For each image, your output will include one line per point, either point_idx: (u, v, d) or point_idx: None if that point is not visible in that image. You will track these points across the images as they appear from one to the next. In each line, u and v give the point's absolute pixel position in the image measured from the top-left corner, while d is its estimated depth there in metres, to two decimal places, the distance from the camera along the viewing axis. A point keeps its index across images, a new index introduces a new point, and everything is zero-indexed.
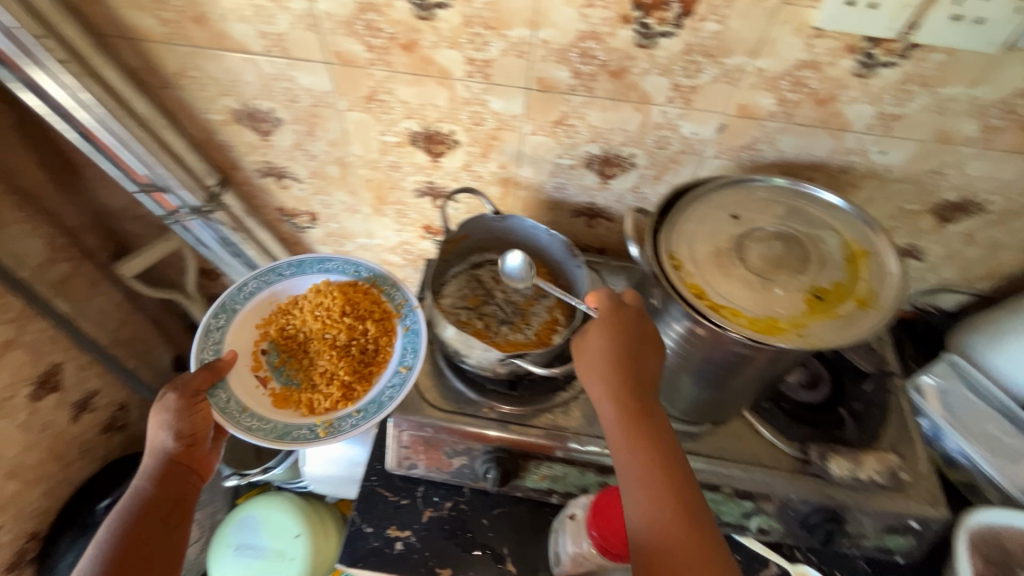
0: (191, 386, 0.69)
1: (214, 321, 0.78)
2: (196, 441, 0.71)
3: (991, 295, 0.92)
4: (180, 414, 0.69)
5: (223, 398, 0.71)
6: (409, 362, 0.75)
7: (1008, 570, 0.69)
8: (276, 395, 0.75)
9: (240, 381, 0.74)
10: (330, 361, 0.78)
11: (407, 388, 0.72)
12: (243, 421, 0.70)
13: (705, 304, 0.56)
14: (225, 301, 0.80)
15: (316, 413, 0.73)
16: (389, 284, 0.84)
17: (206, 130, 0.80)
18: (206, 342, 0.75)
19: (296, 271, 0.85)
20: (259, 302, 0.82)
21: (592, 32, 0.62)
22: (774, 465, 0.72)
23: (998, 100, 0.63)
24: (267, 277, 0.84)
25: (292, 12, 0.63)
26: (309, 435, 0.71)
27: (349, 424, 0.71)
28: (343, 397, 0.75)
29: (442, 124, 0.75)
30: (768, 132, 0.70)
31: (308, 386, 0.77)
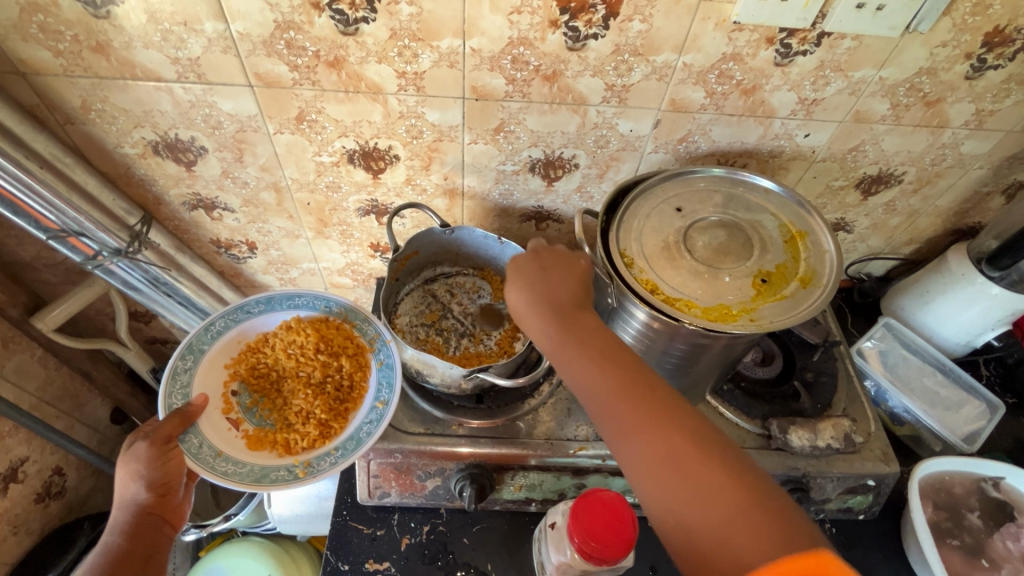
0: (161, 434, 0.61)
1: (180, 363, 0.68)
2: (172, 490, 0.63)
3: (914, 258, 0.99)
4: (152, 464, 0.60)
5: (196, 443, 0.63)
6: (386, 395, 0.68)
7: (955, 512, 0.74)
8: (249, 436, 0.67)
9: (212, 425, 0.66)
10: (304, 400, 0.70)
11: (385, 423, 0.66)
12: (218, 466, 0.62)
13: (660, 299, 0.57)
14: (191, 340, 0.70)
15: (293, 453, 0.66)
16: (362, 318, 0.75)
17: (122, 166, 0.75)
18: (173, 385, 0.67)
19: (265, 308, 0.76)
20: (227, 341, 0.73)
21: (522, 39, 0.62)
22: (739, 445, 0.74)
23: (903, 79, 0.68)
24: (234, 315, 0.74)
25: (204, 35, 0.60)
26: (287, 477, 0.63)
27: (328, 463, 0.64)
28: (321, 436, 0.67)
29: (379, 141, 0.73)
30: (701, 124, 0.72)
31: (284, 426, 0.69)
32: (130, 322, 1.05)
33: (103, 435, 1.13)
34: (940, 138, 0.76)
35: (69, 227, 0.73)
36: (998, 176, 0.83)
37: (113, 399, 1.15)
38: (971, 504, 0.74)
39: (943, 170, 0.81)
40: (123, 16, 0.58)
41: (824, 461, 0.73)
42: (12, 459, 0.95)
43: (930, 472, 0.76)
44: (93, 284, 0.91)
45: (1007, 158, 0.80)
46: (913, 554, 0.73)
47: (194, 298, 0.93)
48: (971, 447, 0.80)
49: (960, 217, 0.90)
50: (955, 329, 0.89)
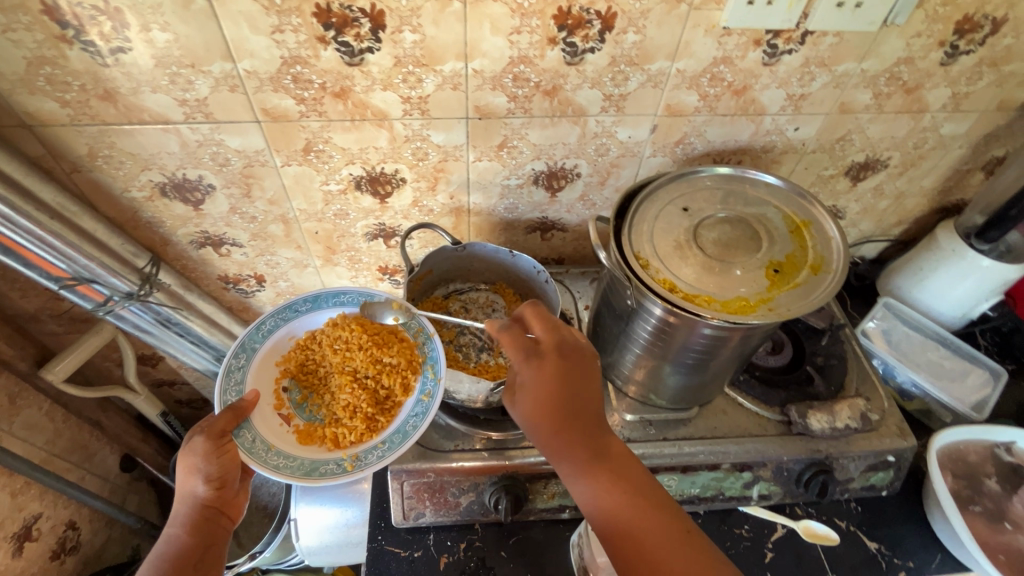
0: (216, 428, 0.60)
1: (234, 361, 0.67)
2: (229, 483, 0.60)
3: (903, 238, 1.02)
4: (210, 457, 0.59)
5: (249, 437, 0.62)
6: (431, 387, 0.68)
7: (973, 479, 0.76)
8: (300, 431, 0.66)
9: (265, 420, 0.65)
10: (351, 394, 0.69)
11: (430, 416, 0.65)
12: (270, 459, 0.61)
13: (679, 296, 0.59)
14: (243, 340, 0.69)
15: (342, 446, 0.64)
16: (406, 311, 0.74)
17: (129, 210, 0.74)
18: (228, 382, 0.66)
19: (312, 306, 0.75)
20: (277, 340, 0.72)
21: (522, 57, 0.64)
22: (762, 432, 0.76)
23: (884, 69, 0.71)
24: (284, 314, 0.73)
25: (211, 76, 0.61)
26: (337, 470, 0.62)
27: (376, 456, 0.63)
28: (369, 429, 0.66)
29: (385, 165, 0.74)
30: (695, 126, 0.75)
31: (332, 420, 0.68)
32: (138, 366, 1.03)
33: (115, 484, 1.11)
34: (921, 122, 0.80)
35: (81, 275, 0.72)
36: (976, 154, 0.87)
37: (123, 446, 1.13)
38: (988, 470, 0.77)
39: (925, 152, 0.85)
40: (131, 62, 0.58)
41: (844, 441, 0.75)
42: (25, 517, 0.93)
43: (945, 442, 0.78)
44: (100, 331, 0.90)
45: (984, 136, 0.84)
46: (939, 524, 0.75)
47: (205, 336, 0.92)
48: (981, 415, 0.83)
49: (944, 195, 0.94)
50: (951, 303, 0.93)
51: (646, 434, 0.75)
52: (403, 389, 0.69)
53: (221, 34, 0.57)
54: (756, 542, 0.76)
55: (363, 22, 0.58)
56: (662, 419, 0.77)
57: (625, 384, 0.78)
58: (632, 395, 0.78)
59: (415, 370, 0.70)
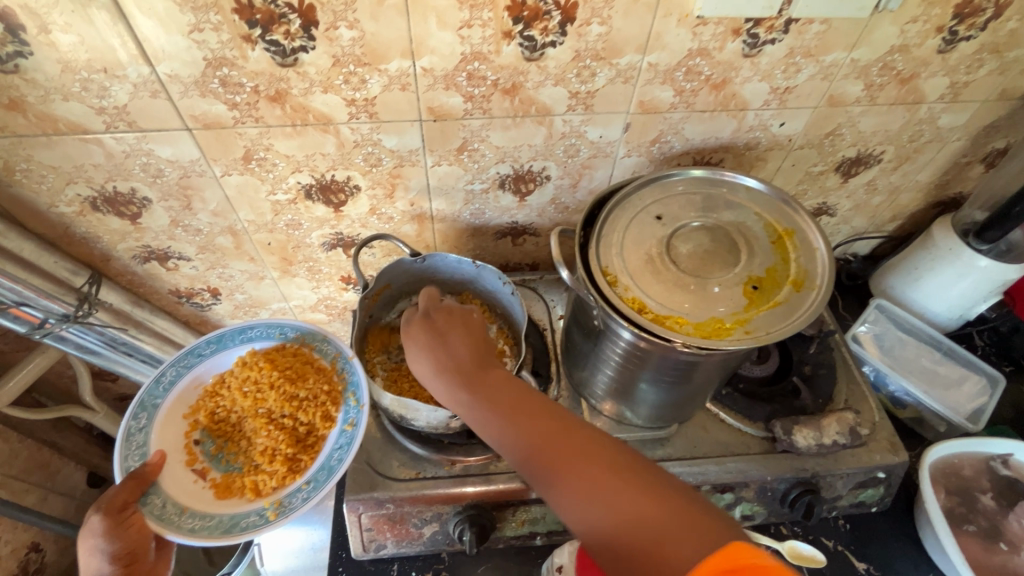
0: (115, 501, 0.55)
1: (133, 422, 0.62)
2: (140, 557, 0.57)
3: (897, 234, 0.97)
4: (112, 535, 0.55)
5: (158, 503, 0.57)
6: (354, 415, 0.64)
7: (967, 495, 0.72)
8: (218, 485, 0.62)
9: (175, 480, 0.60)
10: (268, 437, 0.65)
11: (356, 446, 0.61)
12: (184, 523, 0.57)
13: (649, 319, 0.54)
14: (142, 398, 0.64)
15: (263, 494, 0.60)
16: (320, 339, 0.71)
17: (60, 226, 0.69)
18: (129, 447, 0.61)
19: (217, 347, 0.70)
20: (182, 391, 0.67)
21: (475, 53, 0.58)
22: (745, 451, 0.72)
23: (876, 58, 0.65)
24: (185, 361, 0.68)
25: (128, 81, 0.54)
26: (259, 521, 0.58)
27: (301, 499, 0.58)
28: (292, 471, 0.62)
29: (336, 172, 0.68)
30: (672, 123, 0.69)
31: (251, 468, 0.64)
32: (96, 382, 0.99)
33: (80, 501, 1.07)
34: (917, 113, 0.74)
35: (8, 298, 0.66)
36: (976, 146, 0.81)
37: (88, 462, 1.09)
38: (983, 486, 0.73)
39: (921, 145, 0.79)
40: (35, 68, 0.52)
41: (831, 458, 0.71)
42: None
43: (938, 455, 0.74)
44: (48, 350, 0.85)
45: (985, 127, 0.78)
46: (932, 544, 0.71)
47: (158, 353, 0.87)
48: (977, 425, 0.79)
49: (941, 189, 0.88)
50: (947, 304, 0.88)
51: None
52: (324, 421, 0.65)
53: (133, 35, 0.51)
54: None
55: (292, 19, 0.52)
56: (638, 438, 0.72)
57: (599, 402, 0.73)
58: (606, 413, 0.74)
59: (336, 400, 0.66)
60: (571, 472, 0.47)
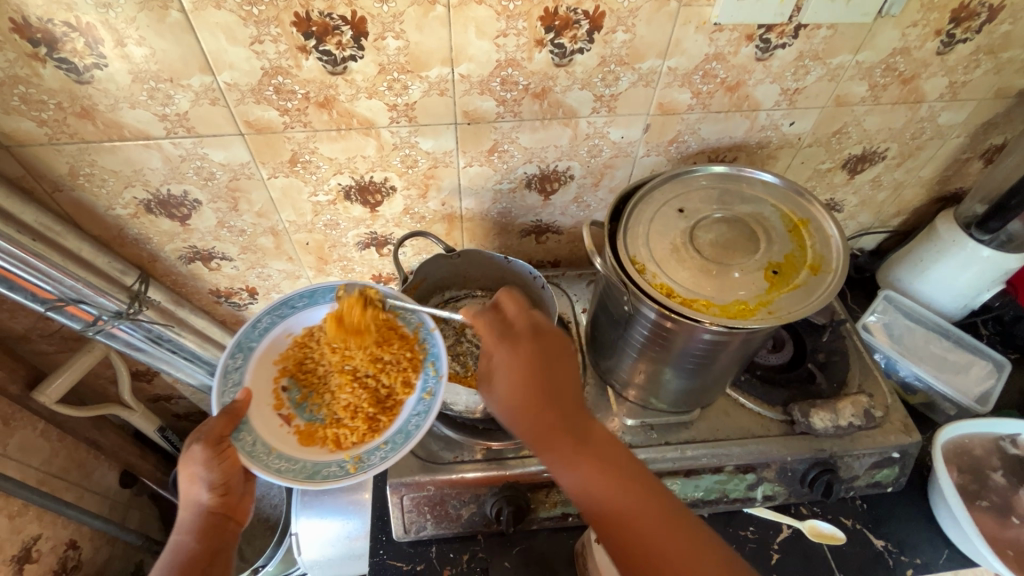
0: (213, 435, 0.58)
1: (231, 361, 0.64)
2: (233, 488, 0.60)
3: (902, 228, 1.01)
4: (211, 464, 0.57)
5: (249, 440, 0.60)
6: (433, 385, 0.65)
7: (979, 473, 0.75)
8: (301, 431, 0.64)
9: (264, 421, 0.63)
10: (351, 394, 0.67)
11: (434, 414, 0.63)
12: (272, 463, 0.59)
13: (677, 302, 0.58)
14: (239, 339, 0.65)
15: (343, 447, 0.63)
16: (403, 306, 0.71)
17: (115, 228, 0.73)
18: (225, 383, 0.63)
19: (309, 302, 0.70)
20: (275, 339, 0.68)
21: (509, 60, 0.62)
22: (765, 433, 0.75)
23: (880, 60, 0.70)
24: (279, 311, 0.69)
25: (191, 90, 0.59)
26: (339, 472, 0.60)
27: (379, 457, 0.61)
28: (371, 429, 0.64)
29: (374, 174, 0.73)
30: (689, 124, 0.74)
31: (332, 420, 0.66)
32: (133, 382, 1.02)
33: (114, 500, 1.10)
34: (918, 112, 0.78)
35: (68, 295, 0.70)
36: (974, 143, 0.86)
37: (122, 462, 1.12)
38: (994, 464, 0.76)
39: (923, 142, 0.84)
40: (108, 79, 0.57)
41: (847, 439, 0.74)
42: (24, 538, 0.91)
43: (950, 436, 0.78)
44: (93, 349, 0.89)
45: (982, 124, 0.83)
46: (946, 520, 0.74)
47: (199, 352, 0.91)
48: (985, 408, 0.82)
49: (944, 184, 0.93)
50: (952, 294, 0.91)
51: (646, 439, 0.74)
52: (405, 387, 0.66)
53: (200, 48, 0.56)
54: (761, 545, 0.75)
55: (345, 30, 0.57)
56: (664, 423, 0.76)
57: (624, 389, 0.76)
58: (631, 398, 0.77)
59: (417, 367, 0.67)
60: (580, 462, 0.54)
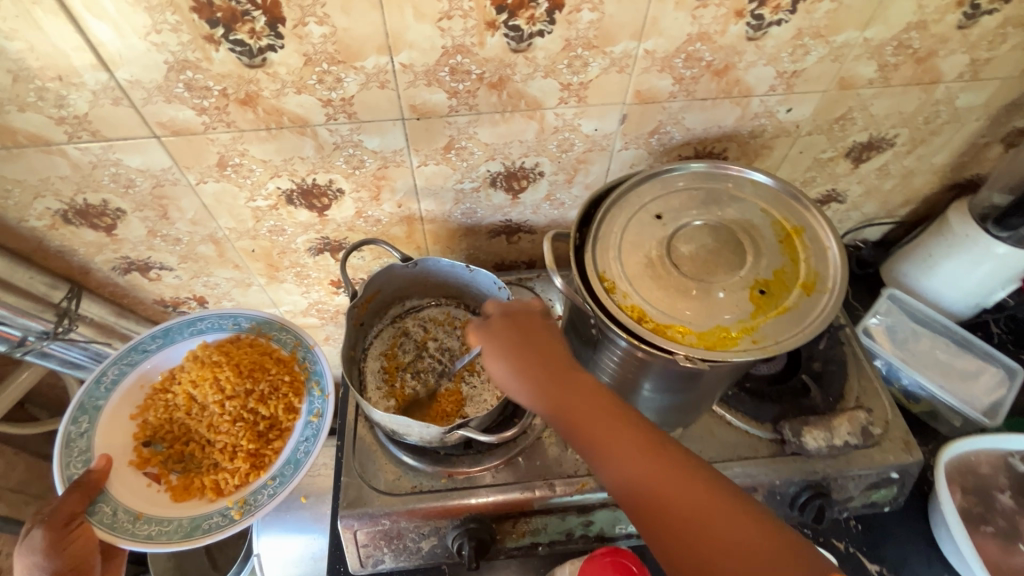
0: (63, 513, 0.55)
1: (74, 427, 0.61)
2: (86, 569, 0.59)
3: (911, 218, 0.93)
4: (52, 551, 0.56)
5: (108, 511, 0.56)
6: (319, 405, 0.65)
7: (984, 493, 0.70)
8: (175, 487, 0.61)
9: (127, 483, 0.60)
10: (228, 433, 0.64)
11: (321, 438, 0.62)
12: (139, 530, 0.56)
13: (649, 329, 0.51)
14: (81, 399, 0.63)
15: (224, 494, 0.60)
16: (277, 328, 0.70)
17: (33, 240, 0.66)
18: (70, 455, 0.59)
19: (164, 342, 0.68)
20: (127, 390, 0.66)
21: (457, 46, 0.54)
22: (753, 454, 0.69)
23: (891, 37, 0.61)
24: (129, 358, 0.66)
25: (86, 88, 0.51)
26: (222, 521, 0.58)
27: (265, 495, 0.58)
28: (254, 467, 0.62)
29: (317, 176, 0.65)
30: (671, 113, 0.65)
31: (209, 466, 0.63)
32: None
33: None
34: (933, 94, 0.69)
35: None
36: (995, 126, 0.77)
37: None
38: (1001, 484, 0.70)
39: (937, 127, 0.75)
40: None
41: (843, 459, 0.68)
42: None
43: (954, 453, 0.72)
44: (35, 364, 0.83)
45: (1005, 105, 0.74)
46: (946, 544, 0.69)
47: None
48: (994, 420, 0.76)
49: (958, 171, 0.84)
50: (962, 293, 0.84)
51: None
52: (287, 413, 0.65)
53: (86, 40, 0.47)
54: None
55: (257, 16, 0.48)
56: None
57: None
58: None
59: (298, 392, 0.66)
60: (633, 455, 0.48)
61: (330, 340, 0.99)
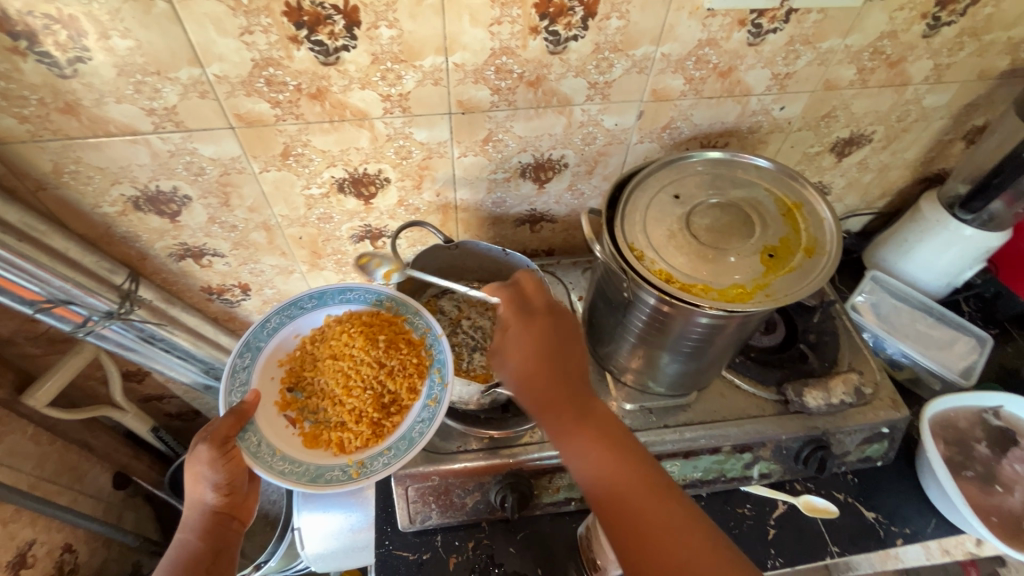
0: (218, 433, 0.57)
1: (239, 360, 0.64)
2: (238, 488, 0.60)
3: (887, 210, 1.04)
4: (216, 466, 0.57)
5: (255, 441, 0.59)
6: (438, 391, 0.64)
7: (963, 444, 0.79)
8: (306, 434, 0.63)
9: (270, 421, 0.62)
10: (358, 398, 0.66)
11: (437, 422, 0.61)
12: (276, 464, 0.58)
13: (676, 287, 0.58)
14: (248, 338, 0.66)
15: (347, 451, 0.62)
16: (412, 312, 0.71)
17: (102, 226, 0.71)
18: (233, 383, 0.62)
19: (318, 304, 0.71)
20: (281, 339, 0.68)
21: (504, 48, 0.62)
22: (761, 413, 0.77)
23: (868, 44, 0.71)
24: (289, 311, 0.69)
25: (179, 83, 0.58)
26: (342, 477, 0.59)
27: (382, 463, 0.60)
28: (375, 434, 0.63)
29: (368, 166, 0.72)
30: (681, 110, 0.74)
31: (337, 423, 0.65)
32: (123, 383, 1.01)
33: (108, 503, 1.08)
34: (904, 95, 0.80)
35: (56, 296, 0.69)
36: (957, 124, 0.88)
37: (115, 464, 1.10)
38: (977, 435, 0.79)
39: (908, 125, 0.85)
40: (91, 73, 0.55)
41: (839, 416, 0.76)
42: (19, 544, 0.90)
43: (935, 411, 0.81)
44: (82, 350, 0.87)
45: (965, 106, 0.85)
46: (932, 490, 0.77)
47: (192, 350, 0.90)
48: (968, 381, 0.85)
49: (927, 165, 0.95)
50: (936, 273, 0.94)
51: (646, 422, 0.75)
52: (410, 393, 0.65)
53: (187, 39, 0.54)
54: (758, 522, 0.77)
55: (337, 20, 0.56)
56: (661, 406, 0.77)
57: (622, 373, 0.77)
58: (629, 383, 0.78)
59: (423, 373, 0.66)
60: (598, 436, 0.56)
61: None
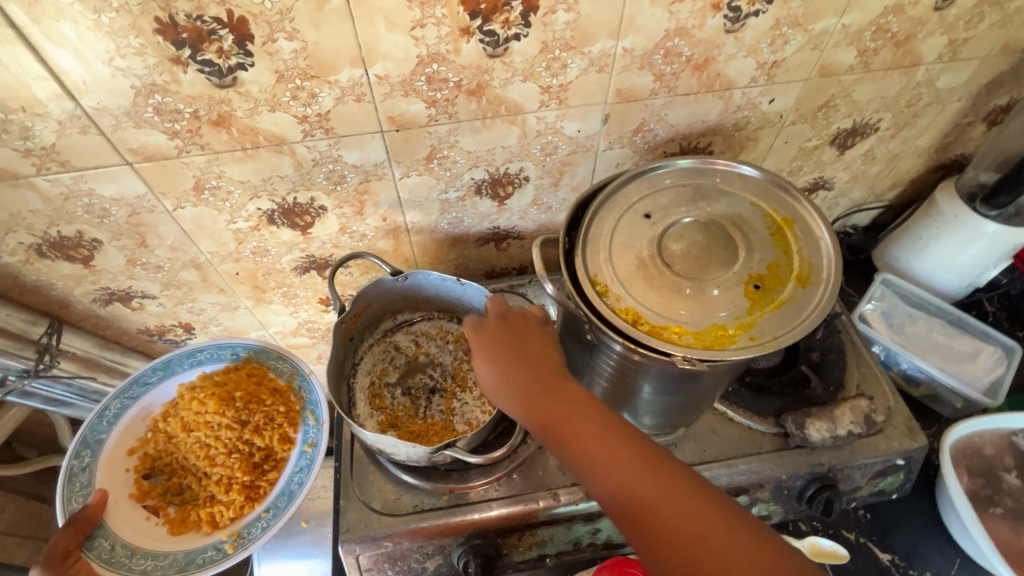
0: (56, 550, 0.53)
1: (76, 461, 0.61)
2: None
3: (898, 202, 0.93)
4: None
5: (107, 546, 0.56)
6: (314, 434, 0.65)
7: (989, 475, 0.70)
8: (172, 520, 0.61)
9: (125, 517, 0.60)
10: (225, 465, 0.64)
11: (316, 467, 0.62)
12: (136, 564, 0.56)
13: (645, 332, 0.49)
14: (84, 434, 0.63)
15: (220, 526, 0.60)
16: (274, 355, 0.69)
17: (8, 277, 0.64)
18: (71, 489, 0.59)
19: (164, 374, 0.68)
20: (128, 424, 0.66)
21: (433, 55, 0.53)
22: (757, 450, 0.68)
23: (868, 23, 0.60)
24: (130, 392, 0.67)
25: (52, 118, 0.49)
26: (217, 555, 0.58)
27: (260, 528, 0.59)
28: (250, 499, 0.62)
29: (297, 195, 0.63)
30: (654, 110, 0.64)
31: (208, 499, 0.63)
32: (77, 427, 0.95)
33: None
34: (914, 77, 0.69)
35: None
36: (977, 105, 0.77)
37: None
38: (1006, 463, 0.71)
39: (919, 109, 0.74)
40: None
41: (847, 449, 0.67)
42: None
43: (957, 436, 0.72)
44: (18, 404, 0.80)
45: (986, 84, 0.73)
46: (956, 529, 0.68)
47: None
48: (994, 400, 0.76)
49: (942, 152, 0.84)
50: (955, 274, 0.84)
51: None
52: (283, 443, 0.65)
53: (48, 69, 0.46)
54: None
55: (224, 34, 0.47)
56: None
57: None
58: None
59: (294, 421, 0.66)
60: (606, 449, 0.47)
61: (322, 359, 0.97)
